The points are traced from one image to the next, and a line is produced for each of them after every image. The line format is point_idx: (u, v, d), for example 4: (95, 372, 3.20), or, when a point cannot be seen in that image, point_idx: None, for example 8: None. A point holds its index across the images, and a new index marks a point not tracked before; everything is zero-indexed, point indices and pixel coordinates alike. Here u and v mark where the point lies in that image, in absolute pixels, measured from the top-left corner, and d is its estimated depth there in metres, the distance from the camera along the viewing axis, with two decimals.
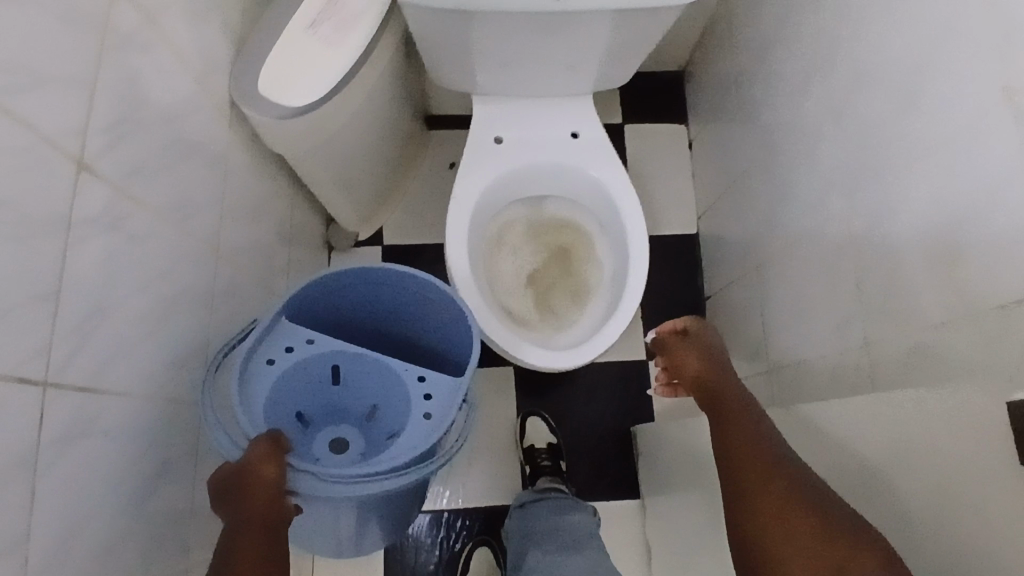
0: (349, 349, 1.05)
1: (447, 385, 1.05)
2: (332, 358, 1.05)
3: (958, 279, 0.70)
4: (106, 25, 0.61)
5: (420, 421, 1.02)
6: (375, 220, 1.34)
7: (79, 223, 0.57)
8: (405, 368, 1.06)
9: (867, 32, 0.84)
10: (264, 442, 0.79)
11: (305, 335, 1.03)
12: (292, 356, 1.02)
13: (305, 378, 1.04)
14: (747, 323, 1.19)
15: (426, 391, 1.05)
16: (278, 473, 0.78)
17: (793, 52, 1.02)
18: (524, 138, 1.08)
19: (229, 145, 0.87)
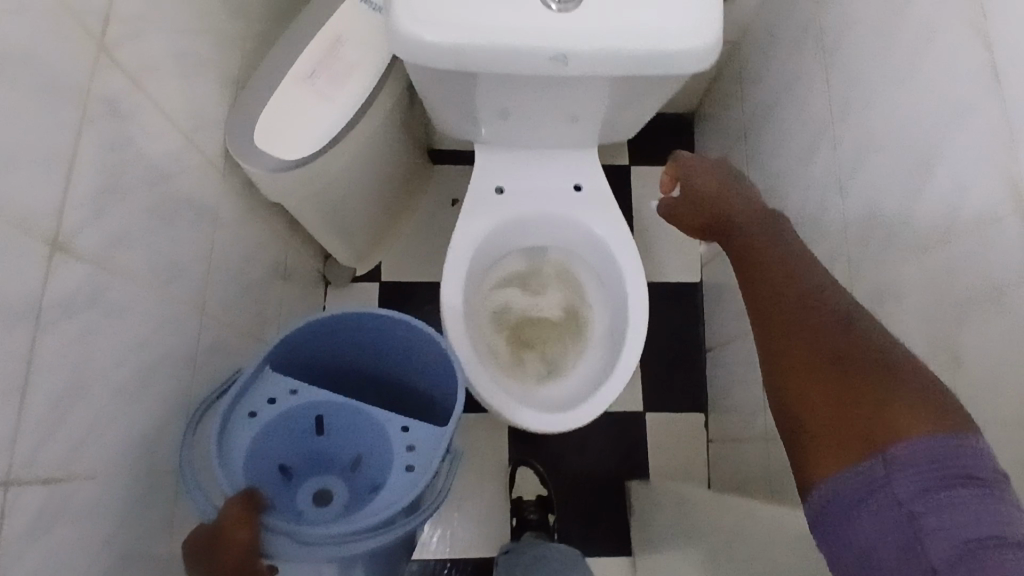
0: (331, 399, 1.04)
1: (430, 436, 1.03)
2: (315, 409, 1.04)
3: (960, 380, 0.67)
4: (89, 96, 0.59)
5: (403, 473, 1.01)
6: (373, 256, 1.32)
7: (51, 308, 0.55)
8: (389, 418, 1.05)
9: (878, 106, 0.82)
10: (239, 505, 0.77)
11: (287, 385, 1.02)
12: (273, 408, 1.01)
13: (288, 431, 1.04)
14: (746, 382, 1.16)
15: (410, 443, 1.04)
16: (251, 538, 0.76)
17: (804, 113, 0.99)
18: (526, 190, 1.05)
19: (219, 196, 0.85)
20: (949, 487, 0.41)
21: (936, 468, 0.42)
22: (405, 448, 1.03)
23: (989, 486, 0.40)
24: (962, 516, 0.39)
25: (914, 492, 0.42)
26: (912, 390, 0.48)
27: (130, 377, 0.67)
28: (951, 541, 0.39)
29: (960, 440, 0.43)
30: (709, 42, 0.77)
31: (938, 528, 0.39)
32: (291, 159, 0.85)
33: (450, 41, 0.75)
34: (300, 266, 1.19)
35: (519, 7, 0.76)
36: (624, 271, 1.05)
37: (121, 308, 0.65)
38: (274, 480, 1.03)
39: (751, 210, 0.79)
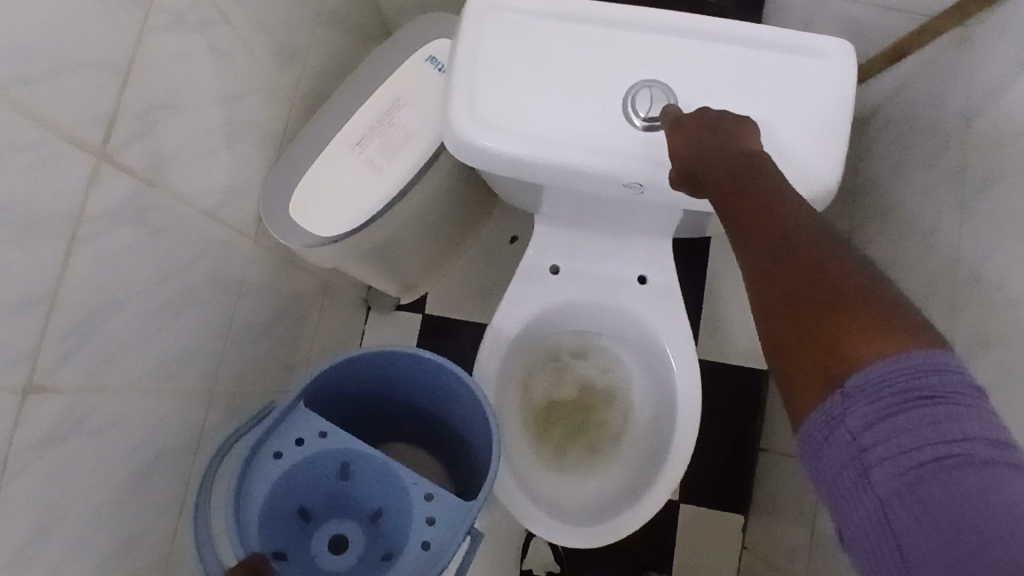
0: (362, 449, 0.94)
1: (455, 511, 0.91)
2: (341, 455, 0.94)
3: None
4: (81, 216, 0.52)
5: (416, 551, 0.90)
6: (420, 288, 1.24)
7: (21, 454, 0.51)
8: (413, 482, 0.93)
9: (1004, 289, 0.66)
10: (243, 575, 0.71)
11: (316, 426, 0.93)
12: (300, 451, 0.92)
13: (311, 476, 0.95)
14: (798, 508, 1.03)
15: (430, 514, 0.92)
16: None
17: (925, 246, 0.83)
18: (584, 273, 0.95)
19: (247, 261, 0.79)
20: (902, 410, 0.36)
21: (887, 393, 0.37)
22: (423, 520, 0.92)
23: (948, 401, 0.36)
24: (911, 442, 0.35)
25: (866, 424, 0.37)
26: (883, 312, 0.41)
27: (117, 488, 0.63)
28: (901, 471, 0.35)
29: (920, 356, 0.38)
30: (821, 194, 0.66)
31: (886, 458, 0.36)
32: (325, 238, 0.77)
33: (508, 155, 0.66)
34: (338, 297, 1.14)
35: (600, 123, 0.65)
36: (679, 382, 0.93)
37: (111, 424, 0.60)
38: (289, 525, 0.96)
39: (724, 150, 0.57)
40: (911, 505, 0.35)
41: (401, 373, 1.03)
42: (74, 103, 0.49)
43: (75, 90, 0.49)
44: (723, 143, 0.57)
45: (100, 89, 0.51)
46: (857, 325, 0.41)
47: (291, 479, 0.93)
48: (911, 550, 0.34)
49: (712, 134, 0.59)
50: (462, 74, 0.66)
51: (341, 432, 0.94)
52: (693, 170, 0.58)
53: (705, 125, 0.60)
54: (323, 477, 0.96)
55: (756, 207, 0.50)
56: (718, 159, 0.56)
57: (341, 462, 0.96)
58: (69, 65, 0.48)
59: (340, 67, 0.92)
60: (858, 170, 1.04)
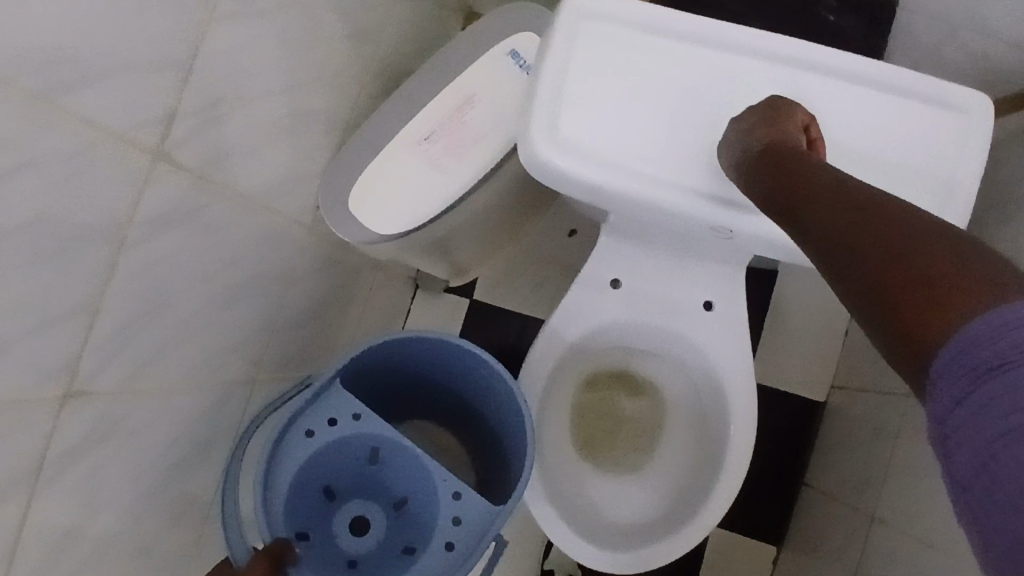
0: (394, 436, 0.92)
1: (483, 515, 0.90)
2: (372, 439, 0.92)
3: None
4: (132, 218, 0.49)
5: (439, 550, 0.89)
6: (470, 273, 1.21)
7: (55, 459, 0.49)
8: (443, 479, 0.91)
9: None
10: (263, 566, 0.67)
11: (349, 407, 0.90)
12: (331, 431, 0.90)
13: (341, 456, 0.93)
14: (842, 556, 0.97)
15: (457, 514, 0.90)
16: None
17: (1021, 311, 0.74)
18: (647, 292, 0.89)
19: (299, 248, 0.76)
20: (974, 384, 0.35)
21: (965, 370, 0.36)
22: (449, 520, 0.90)
23: (1016, 364, 0.33)
24: (989, 417, 0.34)
25: (949, 408, 0.36)
26: (960, 268, 0.39)
27: (154, 481, 0.62)
28: (978, 450, 0.34)
29: (1000, 315, 0.35)
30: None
31: (964, 440, 0.35)
32: (381, 235, 0.73)
33: (589, 179, 0.61)
34: (387, 278, 1.11)
35: (682, 163, 0.61)
36: (735, 420, 0.88)
37: (152, 420, 0.59)
38: (313, 504, 0.93)
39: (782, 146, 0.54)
40: (990, 484, 0.33)
41: (442, 358, 1.00)
42: (128, 103, 0.46)
43: (132, 88, 0.45)
44: (769, 133, 0.56)
45: (157, 88, 0.47)
46: (937, 295, 0.39)
47: (320, 459, 0.90)
48: (997, 529, 0.33)
49: (768, 128, 0.57)
50: (550, 83, 0.60)
51: (375, 416, 0.91)
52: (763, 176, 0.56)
53: (762, 120, 0.57)
54: (353, 459, 0.94)
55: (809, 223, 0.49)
56: (784, 156, 0.54)
57: (371, 447, 0.93)
58: (125, 64, 0.44)
59: (414, 49, 0.87)
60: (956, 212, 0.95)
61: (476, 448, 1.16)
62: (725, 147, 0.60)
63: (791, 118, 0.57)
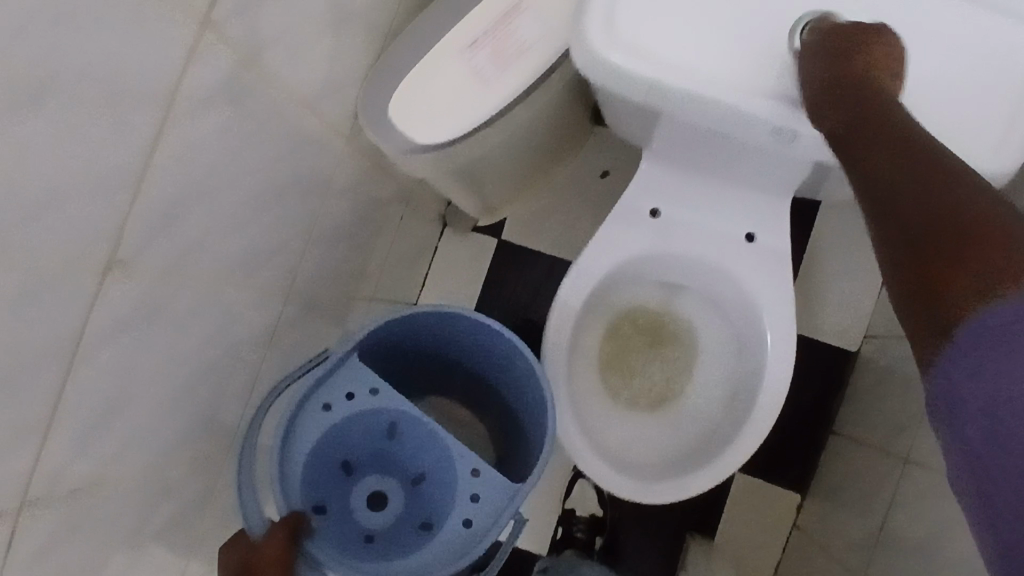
0: (412, 408, 0.87)
1: (503, 491, 0.84)
2: (389, 412, 0.88)
3: None
4: (178, 88, 0.47)
5: (456, 529, 0.84)
6: (500, 211, 1.19)
7: (96, 334, 0.48)
8: (461, 454, 0.87)
9: None
10: (280, 539, 0.70)
11: (364, 382, 0.86)
12: (348, 405, 0.85)
13: (356, 432, 0.88)
14: (867, 504, 0.95)
15: (476, 491, 0.85)
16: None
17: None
18: (687, 222, 0.87)
19: (336, 158, 0.74)
20: (987, 358, 0.40)
21: (982, 341, 0.41)
22: (467, 497, 0.85)
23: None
24: (999, 389, 0.39)
25: (961, 377, 0.42)
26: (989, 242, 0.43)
27: (189, 377, 0.61)
28: (986, 419, 0.40)
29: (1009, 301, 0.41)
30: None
31: (973, 410, 0.41)
32: (423, 145, 0.72)
33: (646, 75, 0.58)
34: (417, 211, 1.09)
35: (740, 61, 0.59)
36: (771, 357, 0.86)
37: (190, 312, 0.58)
38: (331, 478, 0.87)
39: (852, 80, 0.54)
40: (992, 450, 0.39)
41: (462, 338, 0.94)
42: None
43: None
44: (847, 67, 0.54)
45: None
46: (964, 262, 0.44)
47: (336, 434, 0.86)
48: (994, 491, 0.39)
49: (845, 59, 0.54)
50: None
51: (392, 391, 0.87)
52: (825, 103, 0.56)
53: (845, 48, 0.54)
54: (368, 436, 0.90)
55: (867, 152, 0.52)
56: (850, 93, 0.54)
57: (387, 423, 0.88)
58: None
59: None
60: None
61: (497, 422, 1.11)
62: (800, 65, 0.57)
63: (873, 50, 0.55)
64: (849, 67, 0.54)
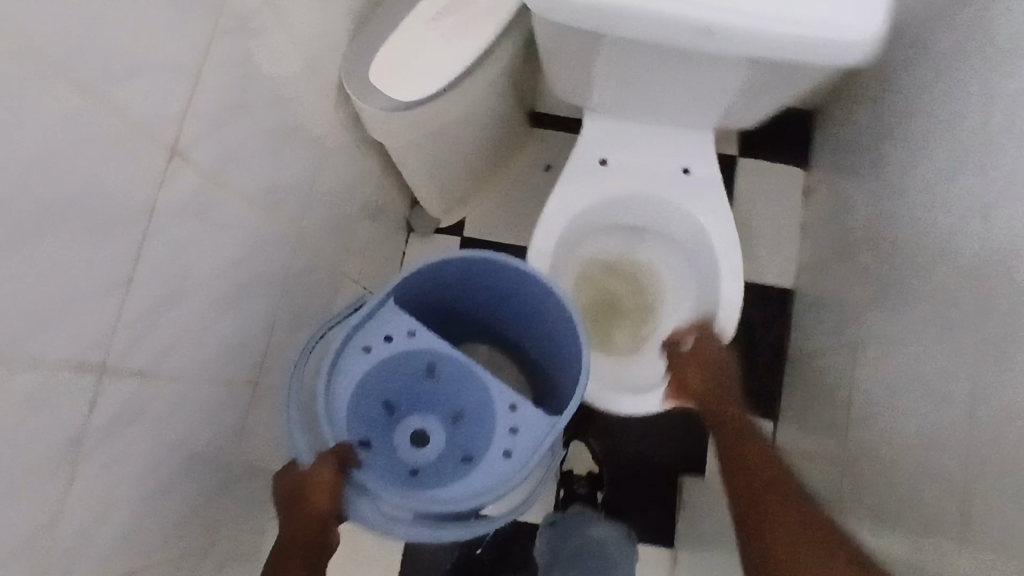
0: (449, 349, 0.94)
1: (538, 423, 0.91)
2: (428, 354, 0.95)
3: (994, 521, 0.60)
4: (222, 6, 0.57)
5: (497, 459, 0.90)
6: (459, 210, 1.32)
7: (161, 214, 0.55)
8: (498, 390, 0.94)
9: None
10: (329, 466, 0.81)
11: (403, 325, 0.93)
12: (388, 346, 0.92)
13: (397, 372, 0.95)
14: (826, 400, 1.05)
15: (514, 424, 0.92)
16: (330, 505, 0.80)
17: (884, 288, 0.90)
18: (631, 166, 1.01)
19: (326, 124, 0.85)
20: None
21: None
22: (506, 430, 0.92)
23: None
24: None
25: None
26: None
27: (224, 295, 0.67)
28: None
29: None
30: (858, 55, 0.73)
31: None
32: (404, 101, 0.83)
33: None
34: (387, 209, 1.19)
35: None
36: (724, 268, 0.98)
37: (226, 227, 0.65)
38: (376, 416, 0.94)
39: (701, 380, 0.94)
40: None
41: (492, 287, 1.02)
42: None
43: None
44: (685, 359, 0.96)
45: None
46: None
47: (379, 373, 0.93)
48: None
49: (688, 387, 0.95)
50: None
51: (429, 333, 0.94)
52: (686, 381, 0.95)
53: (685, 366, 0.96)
54: (410, 376, 0.96)
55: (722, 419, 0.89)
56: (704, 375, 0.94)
57: (426, 362, 0.95)
58: None
59: None
60: (862, 86, 1.12)
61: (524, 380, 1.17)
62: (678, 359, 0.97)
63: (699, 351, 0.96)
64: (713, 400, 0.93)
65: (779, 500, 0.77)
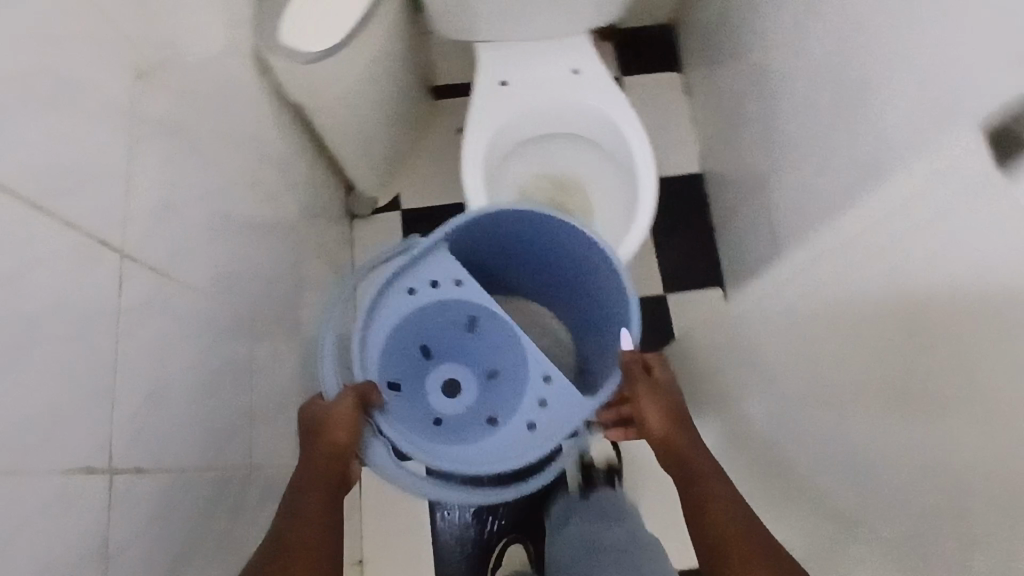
0: (490, 304, 1.02)
1: (569, 399, 0.98)
2: (469, 306, 1.03)
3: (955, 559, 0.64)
4: None
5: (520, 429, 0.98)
6: (391, 186, 1.42)
7: (140, 126, 0.63)
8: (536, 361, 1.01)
9: None
10: (347, 406, 0.86)
11: (450, 274, 1.01)
12: (432, 292, 1.00)
13: (439, 318, 1.03)
14: (753, 241, 1.19)
15: (544, 398, 0.99)
16: (348, 439, 0.85)
17: (770, 118, 1.05)
18: (528, 80, 1.13)
19: (254, 90, 0.94)
20: None
21: None
22: (535, 402, 0.99)
23: None
24: None
25: None
26: None
27: (205, 222, 0.75)
28: None
29: None
30: None
31: None
32: (311, 53, 0.93)
33: None
34: (327, 192, 1.28)
35: None
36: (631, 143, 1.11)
37: (191, 157, 0.73)
38: (411, 358, 1.04)
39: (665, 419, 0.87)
40: None
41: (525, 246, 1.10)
42: None
43: None
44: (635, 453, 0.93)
45: None
46: None
47: (419, 317, 1.01)
48: None
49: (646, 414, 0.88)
50: None
51: (473, 285, 1.01)
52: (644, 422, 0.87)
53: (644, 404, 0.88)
54: (450, 325, 1.05)
55: (683, 460, 0.83)
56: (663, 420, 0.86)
57: (468, 314, 1.03)
58: None
59: None
60: None
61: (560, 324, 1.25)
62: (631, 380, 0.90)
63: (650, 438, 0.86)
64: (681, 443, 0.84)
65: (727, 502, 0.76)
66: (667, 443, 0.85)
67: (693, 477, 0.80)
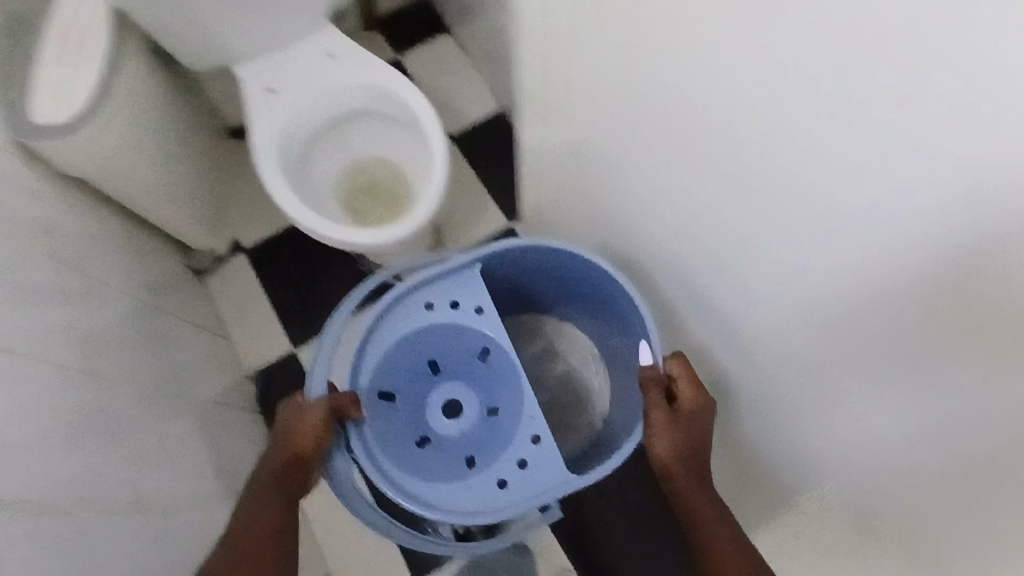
0: (501, 340, 1.09)
1: (547, 470, 1.02)
2: (484, 337, 1.10)
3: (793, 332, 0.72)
4: None
5: (486, 484, 1.03)
6: (224, 231, 1.44)
7: None
8: (534, 420, 1.06)
9: None
10: (315, 422, 0.93)
11: (473, 301, 1.09)
12: (451, 312, 1.08)
13: (457, 342, 1.10)
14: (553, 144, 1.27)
15: (525, 458, 1.04)
16: (313, 452, 0.92)
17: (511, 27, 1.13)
18: (291, 78, 1.16)
19: (22, 178, 0.97)
20: None
21: None
22: (517, 463, 1.04)
23: None
24: None
25: None
26: None
27: None
28: None
29: None
30: None
31: None
32: (61, 124, 0.98)
33: None
34: (161, 257, 1.29)
35: None
36: (404, 97, 1.15)
37: None
38: (418, 371, 1.11)
39: (686, 439, 0.92)
40: None
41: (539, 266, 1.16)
42: None
43: None
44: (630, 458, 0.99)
45: None
46: None
47: (434, 332, 1.08)
48: None
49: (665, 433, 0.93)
50: None
51: (492, 315, 1.09)
52: (653, 442, 0.93)
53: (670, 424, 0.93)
54: (465, 351, 1.11)
55: (685, 487, 0.90)
56: (682, 441, 0.92)
57: (481, 345, 1.10)
58: None
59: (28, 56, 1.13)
60: None
61: (603, 374, 1.28)
62: (654, 401, 0.95)
63: (656, 457, 0.92)
64: (682, 472, 0.90)
65: (712, 515, 0.88)
66: (668, 471, 0.91)
67: (689, 494, 0.90)
